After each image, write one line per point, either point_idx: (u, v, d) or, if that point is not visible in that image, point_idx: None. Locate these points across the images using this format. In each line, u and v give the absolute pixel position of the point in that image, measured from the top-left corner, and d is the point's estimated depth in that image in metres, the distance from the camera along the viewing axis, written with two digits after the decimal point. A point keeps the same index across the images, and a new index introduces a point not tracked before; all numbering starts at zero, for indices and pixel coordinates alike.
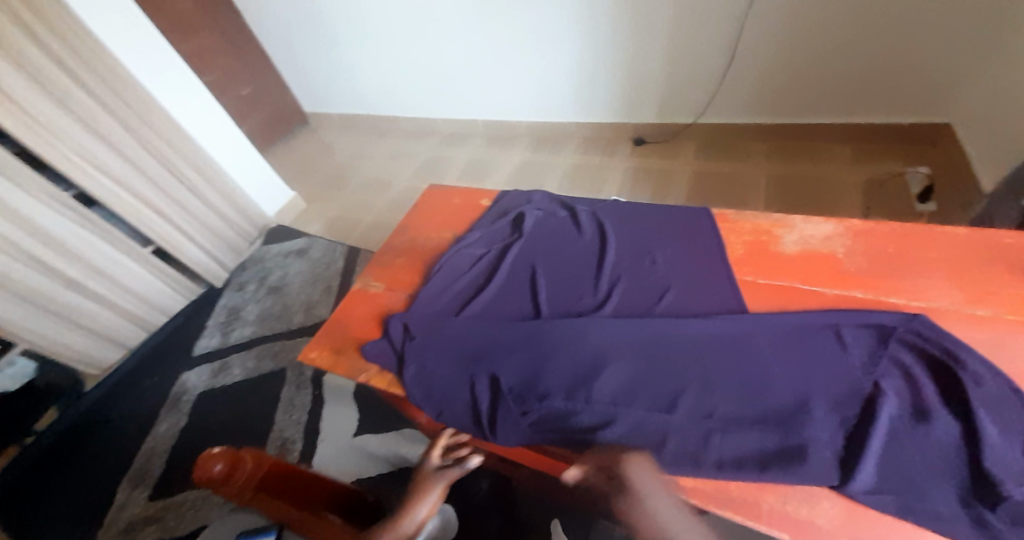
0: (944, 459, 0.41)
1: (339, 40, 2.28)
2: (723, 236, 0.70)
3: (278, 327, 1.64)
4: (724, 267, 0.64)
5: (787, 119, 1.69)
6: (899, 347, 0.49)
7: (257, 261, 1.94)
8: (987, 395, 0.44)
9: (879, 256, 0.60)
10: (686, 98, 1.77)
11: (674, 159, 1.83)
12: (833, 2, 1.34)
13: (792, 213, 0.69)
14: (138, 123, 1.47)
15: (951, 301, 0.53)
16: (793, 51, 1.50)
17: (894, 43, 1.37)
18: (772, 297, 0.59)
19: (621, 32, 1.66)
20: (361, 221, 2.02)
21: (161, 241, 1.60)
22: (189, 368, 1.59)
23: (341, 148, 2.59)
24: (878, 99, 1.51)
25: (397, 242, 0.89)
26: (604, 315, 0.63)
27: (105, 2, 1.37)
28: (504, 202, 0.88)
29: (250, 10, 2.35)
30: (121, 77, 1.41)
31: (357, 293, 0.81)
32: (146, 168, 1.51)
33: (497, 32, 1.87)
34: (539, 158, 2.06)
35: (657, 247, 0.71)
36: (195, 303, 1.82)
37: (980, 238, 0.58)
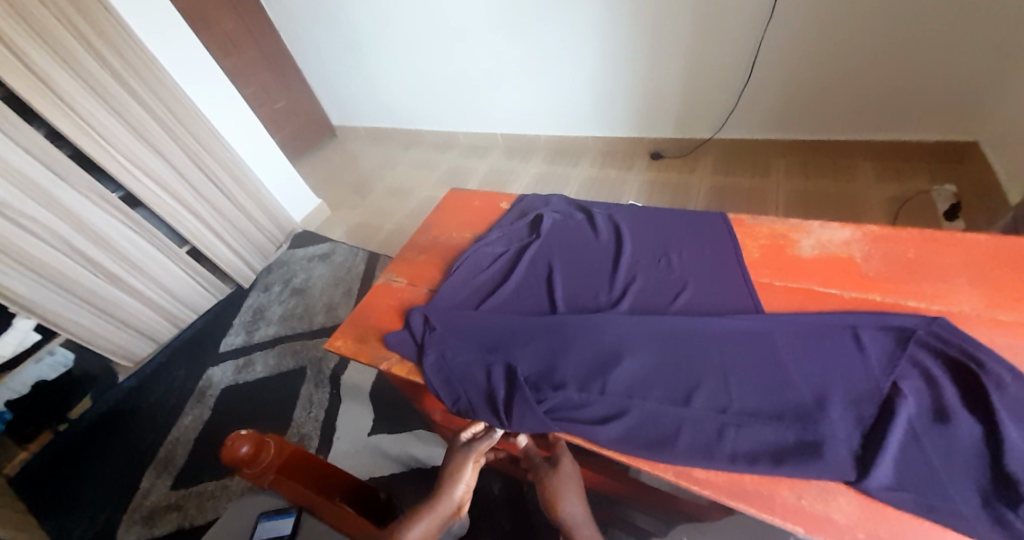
0: (965, 459, 0.41)
1: (368, 56, 2.38)
2: (739, 239, 0.70)
3: (299, 328, 1.69)
4: (740, 268, 0.65)
5: (808, 135, 1.69)
6: (919, 349, 0.49)
7: (282, 263, 2.01)
8: (1012, 397, 0.43)
9: (898, 261, 0.60)
10: (705, 113, 1.79)
11: (691, 173, 1.84)
12: (853, 20, 1.36)
13: (809, 218, 0.70)
14: (181, 130, 1.57)
15: (972, 305, 0.52)
16: (812, 67, 1.51)
17: (918, 60, 1.37)
18: (788, 298, 0.59)
19: (640, 49, 1.70)
20: (383, 228, 2.08)
21: (196, 241, 1.69)
22: (214, 364, 1.65)
23: (365, 159, 2.68)
24: (901, 116, 1.50)
25: (419, 241, 0.92)
26: (620, 311, 0.64)
27: (159, 18, 1.48)
28: (523, 205, 0.91)
29: (286, 27, 2.48)
30: (169, 87, 1.51)
31: (380, 288, 0.84)
32: (186, 172, 1.59)
33: (520, 48, 1.93)
34: (557, 171, 2.09)
35: (674, 248, 0.72)
36: (223, 303, 1.89)
37: (1004, 245, 0.58)
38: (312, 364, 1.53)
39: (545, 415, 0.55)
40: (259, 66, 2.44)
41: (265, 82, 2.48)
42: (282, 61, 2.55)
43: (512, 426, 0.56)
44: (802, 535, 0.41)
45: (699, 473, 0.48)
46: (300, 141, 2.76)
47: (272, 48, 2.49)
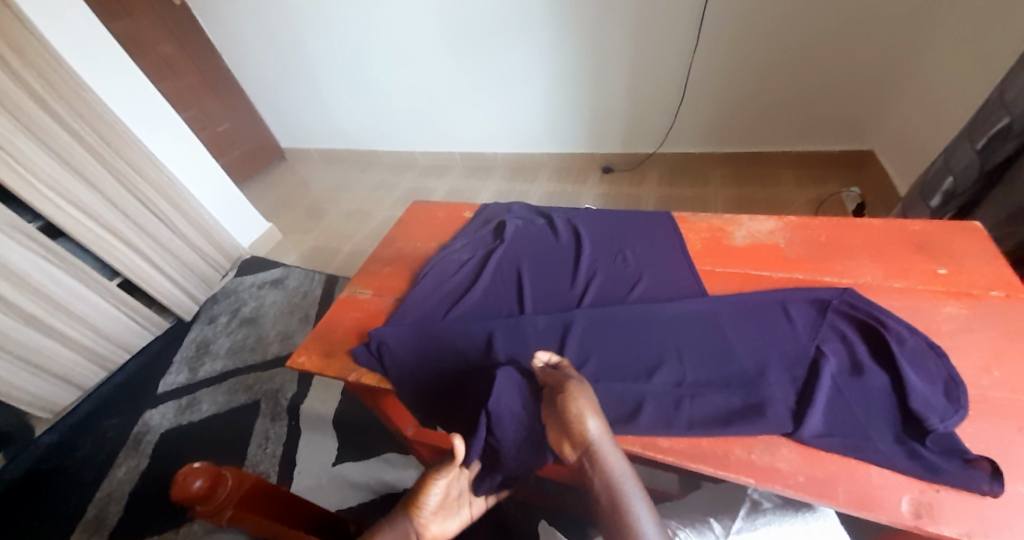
0: (879, 403, 0.48)
1: (318, 79, 2.37)
2: (683, 234, 0.77)
3: (252, 359, 1.60)
4: (686, 260, 0.71)
5: (736, 148, 1.88)
6: (836, 316, 0.57)
7: (229, 292, 1.91)
8: (909, 350, 0.51)
9: (815, 244, 0.69)
10: (647, 130, 1.93)
11: (640, 185, 1.97)
12: (759, 47, 1.57)
13: (740, 213, 0.78)
14: (115, 157, 1.48)
15: (875, 276, 0.62)
16: (731, 87, 1.70)
17: (816, 80, 1.59)
18: (728, 283, 0.66)
19: (584, 72, 1.83)
20: (340, 250, 2.04)
21: (129, 273, 1.58)
22: (154, 406, 1.52)
23: (319, 182, 2.62)
24: (809, 127, 1.72)
25: (382, 253, 0.92)
26: (585, 305, 0.68)
27: (93, 44, 1.41)
28: (485, 213, 0.94)
29: (230, 51, 2.42)
30: (99, 112, 1.43)
31: (346, 302, 0.83)
32: (116, 199, 1.49)
33: (472, 73, 2.01)
34: (515, 187, 2.16)
35: (628, 245, 0.78)
36: (161, 339, 1.76)
37: (897, 227, 0.69)
38: (268, 396, 1.45)
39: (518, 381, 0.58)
40: (200, 90, 2.35)
41: (208, 106, 2.40)
42: (226, 85, 2.48)
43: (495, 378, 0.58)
44: (754, 486, 0.46)
45: (663, 442, 0.51)
46: (247, 166, 2.66)
47: (214, 71, 2.41)
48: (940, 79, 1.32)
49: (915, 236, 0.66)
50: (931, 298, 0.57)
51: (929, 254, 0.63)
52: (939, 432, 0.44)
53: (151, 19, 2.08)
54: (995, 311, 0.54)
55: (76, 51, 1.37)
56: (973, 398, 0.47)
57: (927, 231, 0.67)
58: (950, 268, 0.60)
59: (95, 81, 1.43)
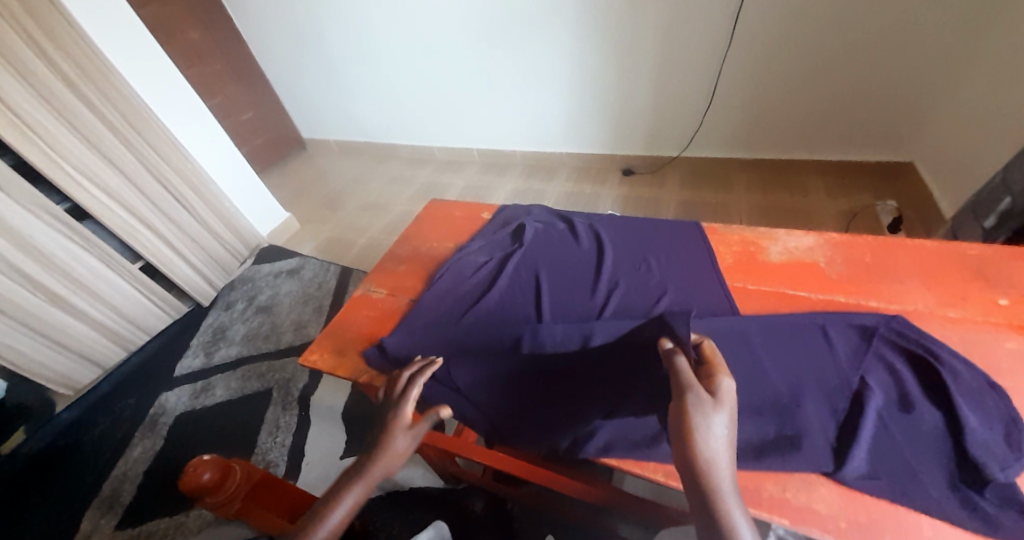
0: (932, 445, 0.44)
1: (341, 72, 2.38)
2: (713, 246, 0.74)
3: (265, 348, 1.61)
4: (714, 274, 0.68)
5: (766, 154, 1.81)
6: (882, 344, 0.52)
7: (247, 280, 1.93)
8: (965, 387, 0.47)
9: (857, 264, 0.64)
10: (671, 133, 1.88)
11: (661, 189, 1.92)
12: (797, 49, 1.50)
13: (775, 226, 0.74)
14: (140, 141, 1.49)
15: (926, 303, 0.57)
16: (766, 90, 1.63)
17: (856, 86, 1.52)
18: (761, 302, 0.62)
19: (609, 72, 1.79)
20: (356, 243, 2.04)
21: (151, 257, 1.60)
22: (170, 388, 1.54)
23: (338, 173, 2.63)
24: (846, 135, 1.64)
25: (399, 251, 0.91)
26: (606, 317, 0.65)
27: (124, 30, 1.43)
28: (504, 214, 0.92)
29: (256, 41, 2.44)
30: (129, 98, 1.45)
31: (359, 300, 0.81)
32: (139, 182, 1.51)
33: (494, 69, 1.98)
34: (532, 186, 2.13)
35: (654, 255, 0.74)
36: (180, 322, 1.79)
37: (948, 249, 0.64)
38: (279, 385, 1.46)
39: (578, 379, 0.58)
40: (224, 78, 2.38)
41: (231, 94, 2.42)
42: (250, 74, 2.50)
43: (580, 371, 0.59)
44: (788, 527, 0.42)
45: None
46: (268, 155, 2.68)
47: (239, 61, 2.44)
48: (995, 88, 1.24)
49: (969, 261, 0.61)
50: (989, 330, 0.53)
51: (986, 282, 0.58)
52: (1000, 482, 0.40)
53: (180, 6, 2.11)
54: None
55: (105, 36, 1.39)
56: None
57: (983, 256, 0.62)
58: (1011, 298, 0.56)
59: (124, 66, 1.45)
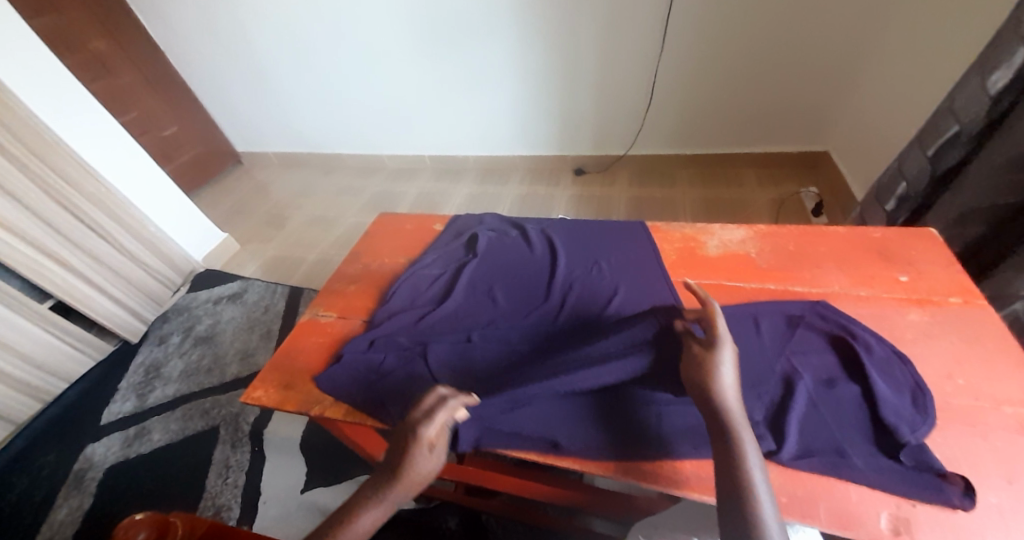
0: (854, 416, 0.48)
1: (273, 80, 2.26)
2: (657, 243, 0.77)
3: (209, 383, 1.51)
4: (658, 270, 0.71)
5: (701, 149, 1.93)
6: (808, 329, 0.57)
7: (181, 309, 1.80)
8: (878, 360, 0.52)
9: (783, 252, 0.70)
10: (614, 132, 1.96)
11: (611, 187, 1.99)
12: (715, 51, 1.61)
13: (711, 221, 0.78)
14: (41, 167, 1.36)
15: (841, 285, 0.63)
16: (693, 90, 1.74)
17: (770, 84, 1.66)
18: (704, 294, 0.66)
19: (551, 75, 1.83)
20: (304, 261, 1.95)
21: (63, 294, 1.46)
22: (96, 439, 1.40)
23: (281, 188, 2.50)
24: (771, 127, 1.78)
25: (348, 269, 0.87)
26: (562, 321, 0.66)
27: (14, 46, 1.30)
28: (456, 225, 0.91)
29: (176, 51, 2.28)
30: (25, 119, 1.32)
31: (305, 325, 0.78)
32: (43, 212, 1.37)
33: (438, 75, 1.97)
34: (487, 190, 2.14)
35: (602, 255, 0.77)
36: (103, 364, 1.63)
37: (858, 233, 0.70)
38: (227, 421, 1.37)
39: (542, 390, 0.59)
40: (141, 91, 2.19)
41: (151, 107, 2.24)
42: (173, 87, 2.33)
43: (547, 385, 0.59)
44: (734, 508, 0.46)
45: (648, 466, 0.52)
46: (198, 173, 2.50)
47: (159, 72, 2.26)
48: (887, 82, 1.40)
49: (876, 243, 0.68)
50: (895, 306, 0.58)
51: (889, 261, 0.65)
52: (911, 444, 0.45)
53: (85, 15, 1.93)
54: (952, 319, 0.56)
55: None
56: (939, 406, 0.49)
57: (886, 237, 0.68)
58: (910, 275, 0.62)
59: (18, 85, 1.32)
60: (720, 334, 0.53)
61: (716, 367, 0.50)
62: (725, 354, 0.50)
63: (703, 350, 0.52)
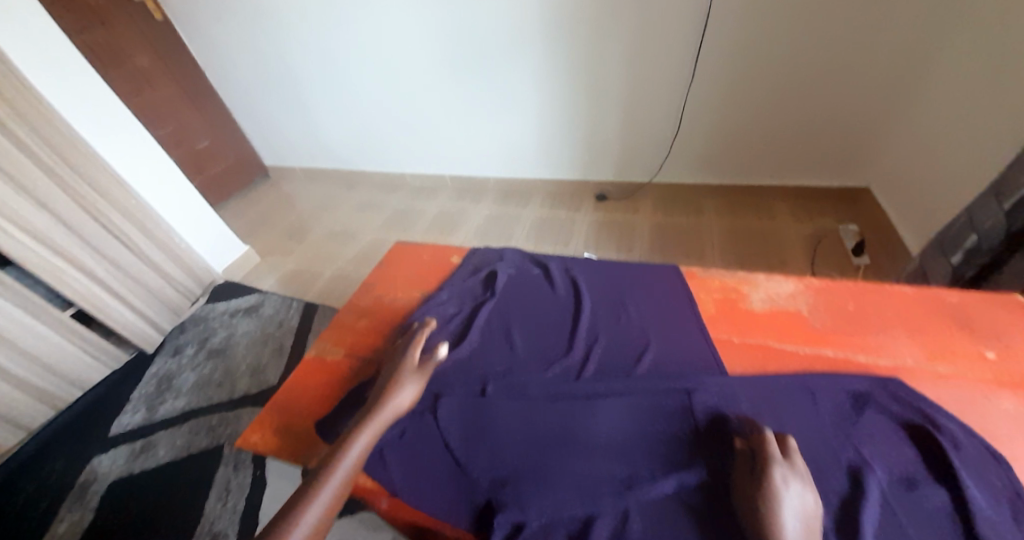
0: (940, 526, 0.41)
1: (305, 97, 2.30)
2: (693, 293, 0.70)
3: (217, 398, 1.49)
4: (692, 323, 0.65)
5: (732, 180, 1.86)
6: (878, 412, 0.51)
7: (198, 321, 1.81)
8: (968, 458, 0.45)
9: (839, 312, 0.63)
10: (640, 159, 1.91)
11: (634, 214, 1.93)
12: (751, 81, 1.55)
13: (753, 271, 0.71)
14: (75, 178, 1.39)
15: (915, 358, 0.56)
16: (724, 121, 1.68)
17: (807, 116, 1.59)
18: (748, 358, 0.59)
19: (578, 101, 1.80)
20: (321, 276, 1.94)
21: (85, 303, 1.47)
22: (104, 450, 1.38)
23: (304, 200, 2.53)
24: (809, 161, 1.70)
25: (360, 302, 0.83)
26: (586, 378, 0.60)
27: (60, 63, 1.35)
28: (474, 258, 0.86)
29: (214, 68, 2.35)
30: (64, 132, 1.36)
31: (311, 361, 0.74)
32: (73, 221, 1.40)
33: (463, 94, 1.96)
34: (506, 212, 2.10)
35: (632, 301, 0.71)
36: (119, 372, 1.64)
37: (926, 295, 0.64)
38: (231, 441, 1.34)
39: (564, 462, 0.52)
40: (178, 105, 2.26)
41: (187, 121, 2.31)
42: (207, 101, 2.39)
43: (569, 458, 0.52)
44: None
45: None
46: (227, 184, 2.55)
47: (194, 86, 2.33)
48: (938, 118, 1.31)
49: (950, 308, 0.61)
50: (982, 389, 0.52)
51: (970, 332, 0.58)
52: None
53: (131, 32, 2.01)
54: None
55: (40, 65, 1.31)
56: None
57: (962, 303, 0.62)
58: (998, 351, 0.55)
59: (60, 99, 1.36)
60: (772, 455, 0.45)
61: (773, 498, 0.41)
62: (784, 481, 0.42)
63: (755, 473, 0.44)
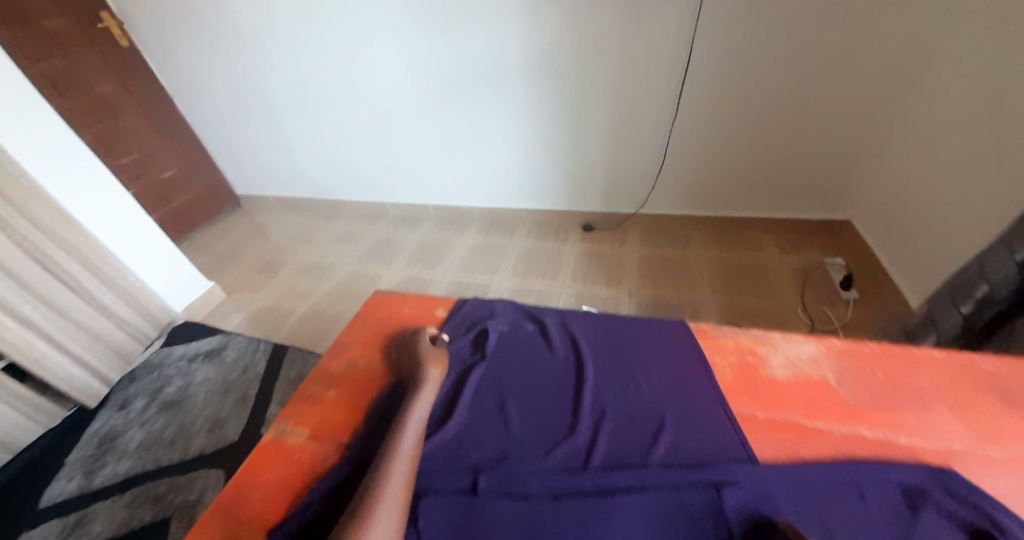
0: None
1: (282, 126, 2.22)
2: (709, 357, 0.70)
3: (168, 459, 1.33)
4: (703, 396, 0.63)
5: (717, 213, 1.86)
6: (936, 512, 0.49)
7: (152, 367, 1.65)
8: None
9: (868, 383, 0.64)
10: (625, 190, 1.89)
11: (621, 245, 1.90)
12: (732, 117, 1.57)
13: (770, 331, 0.73)
14: (15, 217, 1.27)
15: (964, 441, 0.56)
16: (706, 155, 1.69)
17: (787, 152, 1.61)
18: (778, 439, 0.58)
19: (564, 132, 1.78)
20: (293, 313, 1.82)
21: (19, 355, 1.32)
22: (30, 527, 1.20)
23: (278, 231, 2.41)
24: (792, 194, 1.71)
25: (331, 368, 0.76)
26: (596, 469, 0.55)
27: (5, 98, 1.26)
28: (463, 313, 0.82)
29: (184, 95, 2.25)
30: (6, 169, 1.26)
31: (267, 446, 0.64)
32: (9, 263, 1.27)
33: (446, 124, 1.92)
34: (491, 244, 2.04)
35: (641, 369, 0.68)
36: (55, 430, 1.45)
37: (960, 362, 0.66)
38: (180, 513, 1.19)
39: None
40: (143, 134, 2.14)
41: (154, 150, 2.19)
42: (176, 129, 2.28)
43: None
44: None
45: None
46: (195, 215, 2.41)
47: (163, 114, 2.22)
48: (917, 154, 1.34)
49: (986, 379, 0.63)
50: None
51: (1014, 406, 0.59)
52: None
53: (93, 59, 1.91)
54: None
55: None
56: None
57: (998, 373, 0.63)
58: None
59: (2, 134, 1.26)
60: None
61: None
62: None
63: None
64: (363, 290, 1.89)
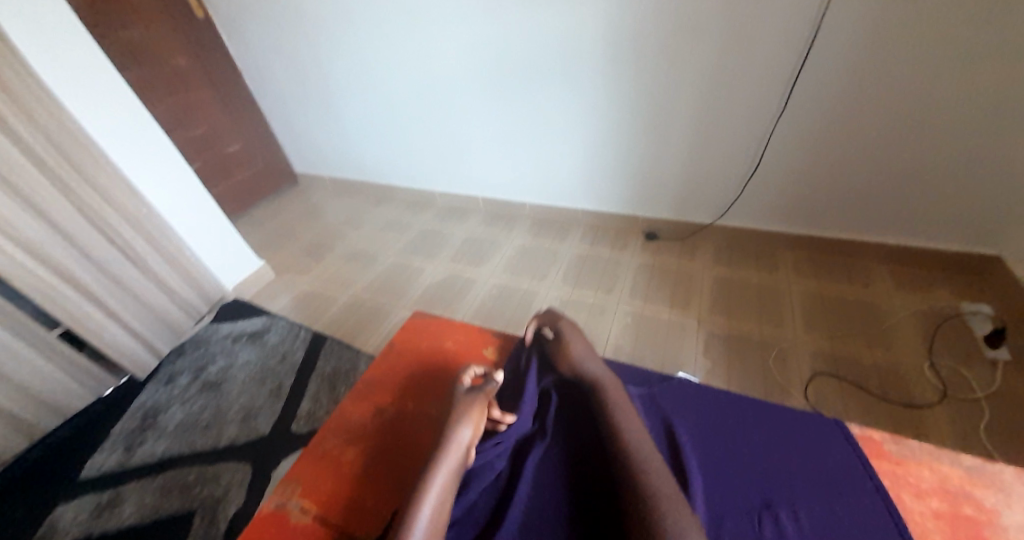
0: None
1: (341, 107, 2.15)
2: (893, 493, 0.64)
3: (201, 445, 1.29)
4: (847, 515, 0.61)
5: (820, 235, 1.55)
6: None
7: (199, 343, 1.64)
8: None
9: None
10: (704, 200, 1.64)
11: (692, 261, 1.66)
12: (861, 123, 1.27)
13: (995, 470, 0.64)
14: (83, 187, 1.26)
15: None
16: (816, 167, 1.40)
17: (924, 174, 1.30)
18: None
19: (640, 127, 1.55)
20: (335, 302, 1.75)
21: (75, 324, 1.32)
22: (70, 497, 1.21)
23: (329, 213, 2.38)
24: (924, 222, 1.38)
25: (363, 420, 0.81)
26: None
27: (81, 64, 1.22)
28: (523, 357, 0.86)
29: (250, 70, 2.23)
30: (77, 137, 1.24)
31: (270, 516, 0.67)
32: (74, 235, 1.27)
33: (507, 111, 1.74)
34: (541, 245, 1.86)
35: (780, 494, 0.64)
36: (105, 399, 1.48)
37: None
38: (206, 508, 1.14)
39: None
40: (210, 107, 2.14)
41: (217, 124, 2.19)
42: (240, 104, 2.27)
43: None
44: None
45: None
46: (253, 191, 2.42)
47: (228, 89, 2.21)
48: None
49: None
50: None
51: None
52: None
53: (167, 31, 1.90)
54: None
55: (61, 66, 1.19)
56: None
57: None
58: None
59: (76, 102, 1.23)
60: None
61: None
62: None
63: None
64: (406, 283, 1.79)
